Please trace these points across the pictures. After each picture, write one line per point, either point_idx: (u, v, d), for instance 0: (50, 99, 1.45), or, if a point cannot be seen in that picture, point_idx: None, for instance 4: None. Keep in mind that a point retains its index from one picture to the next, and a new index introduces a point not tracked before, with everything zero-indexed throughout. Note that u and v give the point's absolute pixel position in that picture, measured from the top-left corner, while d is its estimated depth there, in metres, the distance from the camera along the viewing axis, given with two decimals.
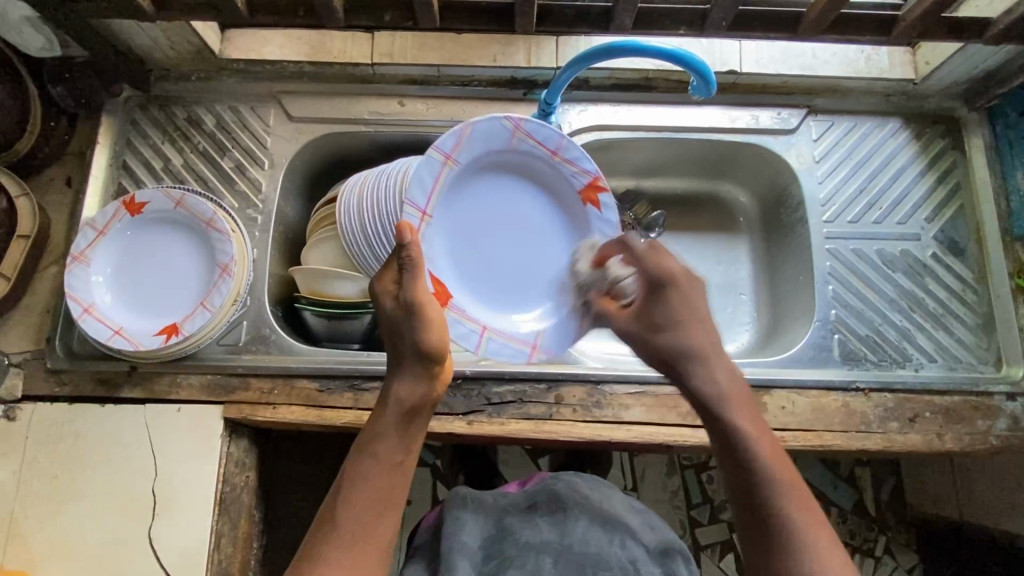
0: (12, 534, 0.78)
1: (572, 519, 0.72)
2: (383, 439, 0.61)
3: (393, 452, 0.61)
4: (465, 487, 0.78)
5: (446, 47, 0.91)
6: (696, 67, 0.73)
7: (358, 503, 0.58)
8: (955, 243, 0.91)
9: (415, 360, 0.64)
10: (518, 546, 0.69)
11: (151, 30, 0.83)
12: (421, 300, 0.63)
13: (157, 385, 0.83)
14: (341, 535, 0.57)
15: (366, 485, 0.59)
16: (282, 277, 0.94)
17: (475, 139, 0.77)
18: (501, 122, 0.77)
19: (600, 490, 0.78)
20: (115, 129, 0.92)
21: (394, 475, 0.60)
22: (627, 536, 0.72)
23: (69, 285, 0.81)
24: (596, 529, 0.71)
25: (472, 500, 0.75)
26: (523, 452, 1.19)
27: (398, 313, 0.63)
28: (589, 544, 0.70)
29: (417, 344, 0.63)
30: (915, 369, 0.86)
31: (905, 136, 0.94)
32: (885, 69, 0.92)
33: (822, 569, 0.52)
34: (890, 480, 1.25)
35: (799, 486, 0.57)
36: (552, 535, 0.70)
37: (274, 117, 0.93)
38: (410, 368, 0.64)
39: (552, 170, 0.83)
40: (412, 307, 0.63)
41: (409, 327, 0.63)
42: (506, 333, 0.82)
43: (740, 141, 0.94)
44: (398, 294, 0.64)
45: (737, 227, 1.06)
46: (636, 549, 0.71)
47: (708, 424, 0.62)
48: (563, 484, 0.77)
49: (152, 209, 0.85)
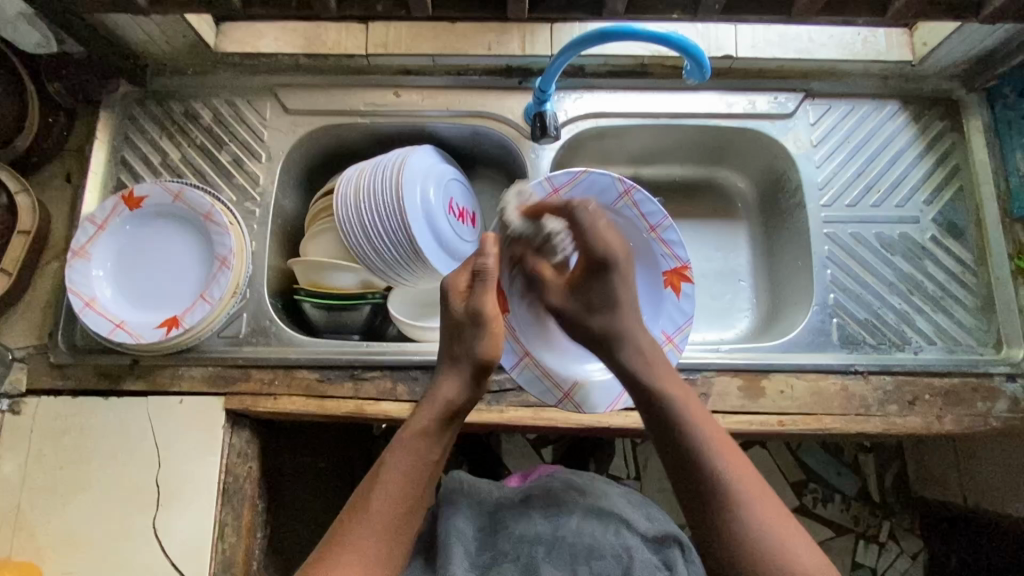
0: (19, 526, 0.79)
1: (566, 512, 0.73)
2: (424, 437, 0.62)
3: (430, 450, 0.62)
4: (462, 473, 0.80)
5: (440, 37, 0.91)
6: (689, 51, 0.73)
7: (394, 494, 0.59)
8: (954, 225, 0.90)
9: (471, 365, 0.64)
10: (513, 539, 0.71)
11: (147, 25, 0.84)
12: (491, 313, 0.64)
13: (159, 377, 0.84)
14: (374, 521, 0.58)
15: (402, 478, 0.60)
16: (282, 269, 0.94)
17: (585, 187, 0.76)
18: (613, 181, 0.75)
19: (598, 486, 0.78)
20: (113, 125, 0.92)
21: (427, 472, 0.61)
22: (621, 525, 0.73)
23: (70, 279, 0.82)
24: (589, 521, 0.73)
25: (469, 487, 0.77)
26: (525, 442, 1.20)
27: (467, 320, 0.64)
28: (582, 536, 0.71)
29: (478, 353, 0.64)
30: (914, 352, 0.86)
31: (903, 119, 0.93)
32: (882, 51, 0.91)
33: (768, 532, 0.55)
34: (893, 465, 1.25)
35: (732, 452, 0.60)
36: (545, 527, 0.72)
37: (270, 110, 0.93)
38: (458, 372, 0.64)
39: (644, 245, 0.79)
40: (482, 319, 0.64)
41: (477, 334, 0.64)
42: (547, 368, 0.78)
43: (737, 126, 0.93)
44: (468, 302, 0.65)
45: (736, 213, 1.05)
46: (631, 537, 0.72)
47: (640, 400, 0.65)
48: (562, 485, 0.77)
49: (151, 203, 0.86)
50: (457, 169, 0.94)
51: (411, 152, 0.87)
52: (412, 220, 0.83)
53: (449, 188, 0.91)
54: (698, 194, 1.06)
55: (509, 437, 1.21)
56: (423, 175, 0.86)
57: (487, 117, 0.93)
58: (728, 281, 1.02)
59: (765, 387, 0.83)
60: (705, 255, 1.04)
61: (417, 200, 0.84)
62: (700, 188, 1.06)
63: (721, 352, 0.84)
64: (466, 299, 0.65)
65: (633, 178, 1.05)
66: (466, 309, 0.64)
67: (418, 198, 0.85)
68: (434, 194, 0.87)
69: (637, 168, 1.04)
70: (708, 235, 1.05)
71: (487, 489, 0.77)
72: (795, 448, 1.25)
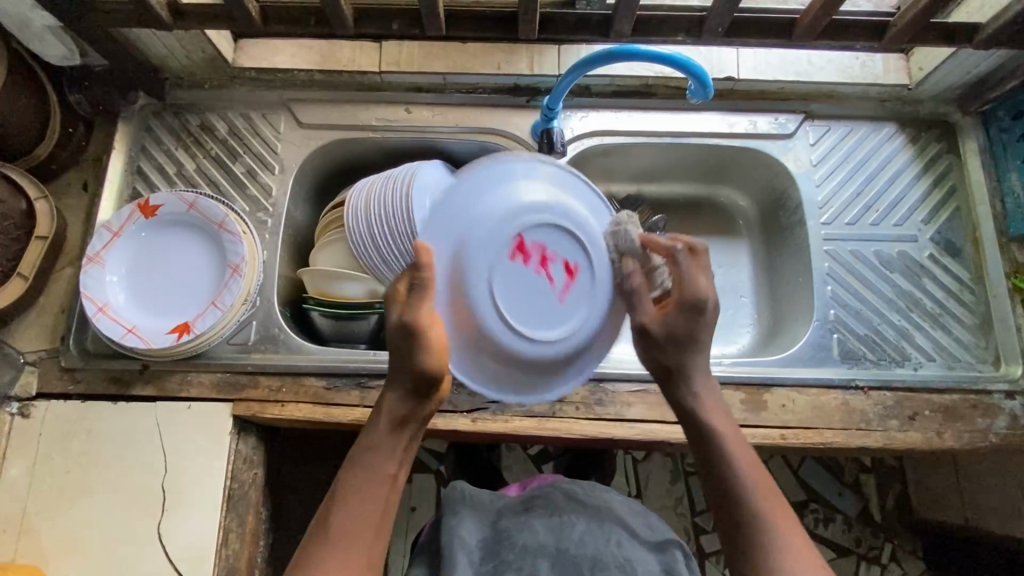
0: (24, 528, 0.79)
1: (569, 523, 0.73)
2: (378, 455, 0.60)
3: (385, 463, 0.60)
4: (462, 482, 0.79)
5: (451, 56, 0.94)
6: (694, 71, 0.75)
7: (355, 508, 0.58)
8: (952, 244, 0.92)
9: (414, 379, 0.60)
10: (516, 550, 0.71)
11: (167, 39, 0.87)
12: (425, 324, 0.58)
13: (168, 382, 0.85)
14: (337, 542, 0.56)
15: (358, 494, 0.58)
16: (291, 279, 0.96)
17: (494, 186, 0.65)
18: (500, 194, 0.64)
19: (597, 491, 0.79)
20: (131, 135, 0.95)
21: (386, 487, 0.60)
22: (622, 535, 0.74)
23: (85, 285, 0.83)
24: (592, 531, 0.73)
25: (471, 497, 0.77)
26: (526, 457, 1.21)
27: (401, 335, 0.58)
28: (586, 546, 0.71)
29: (416, 366, 0.59)
30: (913, 368, 0.87)
31: (900, 140, 0.96)
32: (880, 75, 0.94)
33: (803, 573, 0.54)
34: (896, 486, 1.25)
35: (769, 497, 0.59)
36: (548, 539, 0.72)
37: (284, 123, 0.96)
38: (403, 387, 0.61)
39: (494, 237, 0.63)
40: (418, 331, 0.58)
41: (411, 349, 0.59)
42: None
43: (738, 146, 0.96)
44: (404, 311, 0.59)
45: (737, 230, 1.07)
46: (632, 549, 0.72)
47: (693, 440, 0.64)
48: (562, 493, 0.77)
49: (166, 211, 0.88)
50: (586, 185, 0.69)
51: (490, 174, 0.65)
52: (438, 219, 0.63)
53: (531, 230, 0.64)
54: (700, 211, 1.08)
55: (510, 451, 1.22)
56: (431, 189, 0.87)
57: (495, 133, 0.95)
58: (730, 296, 1.03)
59: (767, 401, 0.84)
60: None
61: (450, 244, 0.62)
62: (702, 205, 1.08)
63: (723, 365, 0.85)
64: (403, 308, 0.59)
65: (636, 196, 1.07)
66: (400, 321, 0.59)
67: (450, 244, 0.63)
68: (491, 233, 0.63)
69: (641, 185, 1.07)
70: (709, 253, 1.07)
71: (489, 501, 0.78)
72: (797, 467, 1.25)
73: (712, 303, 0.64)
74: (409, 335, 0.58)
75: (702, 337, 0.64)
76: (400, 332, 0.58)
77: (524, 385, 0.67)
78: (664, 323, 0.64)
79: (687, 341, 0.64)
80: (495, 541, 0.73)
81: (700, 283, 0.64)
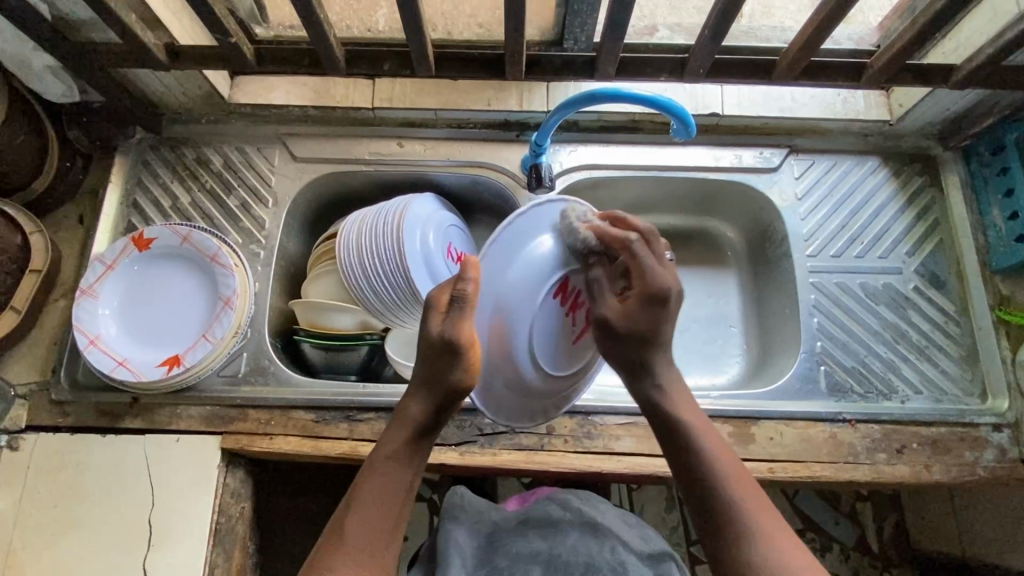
0: (9, 563, 0.79)
1: (562, 531, 0.82)
2: (395, 459, 0.61)
3: (402, 473, 0.61)
4: (465, 489, 0.88)
5: (442, 93, 0.97)
6: (676, 112, 0.77)
7: (374, 514, 0.58)
8: (936, 276, 0.93)
9: (442, 392, 0.61)
10: (510, 555, 0.81)
11: (165, 78, 0.89)
12: (469, 340, 0.59)
13: (157, 415, 0.85)
14: (350, 547, 0.57)
15: (374, 502, 0.59)
16: (282, 310, 0.96)
17: (547, 217, 0.67)
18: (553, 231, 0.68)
19: (593, 503, 0.86)
20: (127, 169, 0.96)
21: (402, 495, 0.60)
22: (617, 543, 0.82)
23: (78, 317, 0.84)
24: (585, 539, 0.82)
25: (469, 505, 0.86)
26: (520, 487, 1.19)
27: (440, 348, 0.59)
28: (578, 552, 0.80)
29: (451, 381, 0.60)
30: (900, 401, 0.87)
31: (883, 174, 0.98)
32: (862, 110, 0.96)
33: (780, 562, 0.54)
34: (893, 515, 1.24)
35: (744, 480, 0.60)
36: (542, 546, 0.81)
37: (278, 157, 0.97)
38: (429, 397, 0.62)
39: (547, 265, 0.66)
40: (457, 346, 0.59)
41: (449, 365, 0.60)
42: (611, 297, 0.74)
43: (725, 179, 0.97)
44: (444, 327, 0.60)
45: (725, 260, 1.08)
46: (626, 554, 0.80)
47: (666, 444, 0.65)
48: (557, 506, 0.85)
49: (159, 244, 0.89)
50: None
51: (542, 203, 0.67)
52: (499, 254, 0.64)
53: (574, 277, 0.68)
54: (689, 241, 1.09)
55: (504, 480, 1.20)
56: (422, 222, 0.88)
57: (486, 166, 0.97)
58: (718, 326, 1.04)
59: (754, 434, 0.84)
60: (696, 301, 1.06)
61: (508, 271, 0.64)
62: (691, 235, 1.09)
63: (710, 398, 0.85)
64: (443, 321, 0.60)
65: None
66: (438, 333, 0.60)
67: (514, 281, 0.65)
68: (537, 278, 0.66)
69: (630, 216, 1.08)
70: (697, 283, 1.08)
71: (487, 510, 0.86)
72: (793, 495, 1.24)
73: (673, 291, 0.63)
74: (448, 349, 0.59)
75: (666, 329, 0.64)
76: (439, 344, 0.59)
77: (523, 418, 0.72)
78: (626, 318, 0.64)
79: (655, 337, 0.64)
80: (494, 547, 0.83)
81: (659, 270, 0.64)
